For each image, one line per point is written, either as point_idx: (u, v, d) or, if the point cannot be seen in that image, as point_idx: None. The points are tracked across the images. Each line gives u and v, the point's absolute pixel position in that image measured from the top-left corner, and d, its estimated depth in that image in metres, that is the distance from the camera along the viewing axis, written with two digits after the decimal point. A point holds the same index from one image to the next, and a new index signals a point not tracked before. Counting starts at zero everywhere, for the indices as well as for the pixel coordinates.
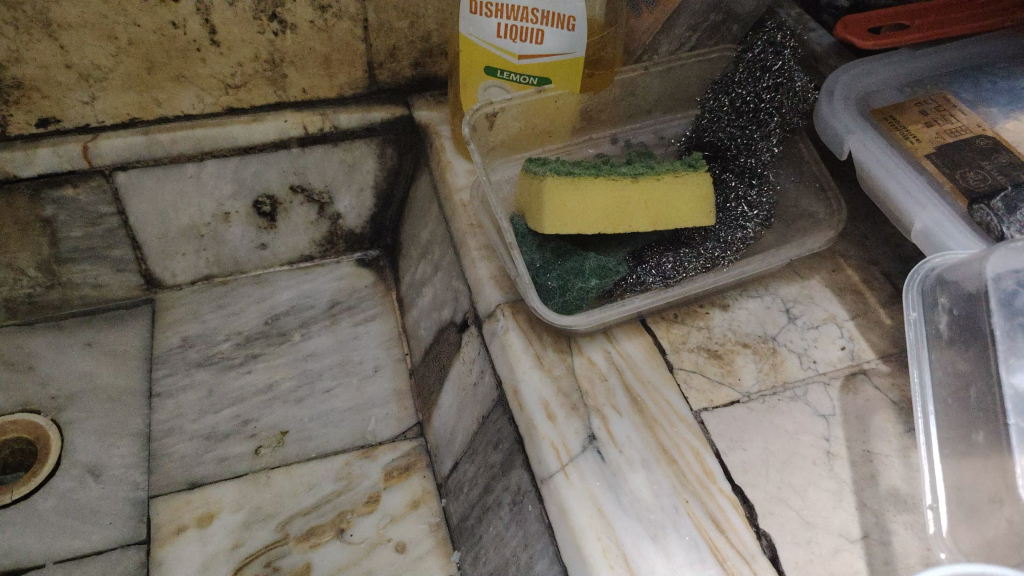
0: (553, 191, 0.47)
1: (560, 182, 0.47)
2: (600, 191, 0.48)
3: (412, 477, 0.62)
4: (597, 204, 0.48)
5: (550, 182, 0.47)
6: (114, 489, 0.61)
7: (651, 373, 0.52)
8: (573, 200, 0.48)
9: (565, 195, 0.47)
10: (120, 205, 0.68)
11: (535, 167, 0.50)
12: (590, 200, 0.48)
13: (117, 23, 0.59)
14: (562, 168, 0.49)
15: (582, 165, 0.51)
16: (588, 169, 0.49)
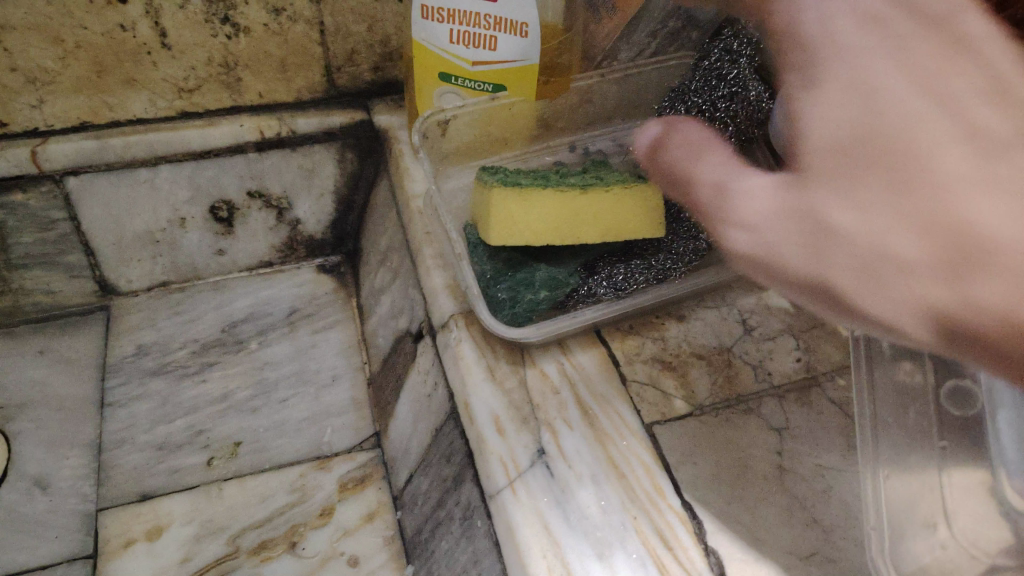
0: (500, 204, 0.47)
1: (508, 194, 0.47)
2: (548, 202, 0.47)
3: (368, 489, 0.61)
4: (544, 215, 0.48)
5: (497, 194, 0.47)
6: (62, 502, 0.60)
7: (604, 387, 0.52)
8: (521, 213, 0.47)
9: (512, 207, 0.47)
10: (71, 210, 0.66)
11: (484, 178, 0.49)
12: (538, 212, 0.48)
13: (64, 25, 0.57)
14: (510, 179, 0.48)
15: (533, 175, 0.50)
16: (538, 179, 0.49)
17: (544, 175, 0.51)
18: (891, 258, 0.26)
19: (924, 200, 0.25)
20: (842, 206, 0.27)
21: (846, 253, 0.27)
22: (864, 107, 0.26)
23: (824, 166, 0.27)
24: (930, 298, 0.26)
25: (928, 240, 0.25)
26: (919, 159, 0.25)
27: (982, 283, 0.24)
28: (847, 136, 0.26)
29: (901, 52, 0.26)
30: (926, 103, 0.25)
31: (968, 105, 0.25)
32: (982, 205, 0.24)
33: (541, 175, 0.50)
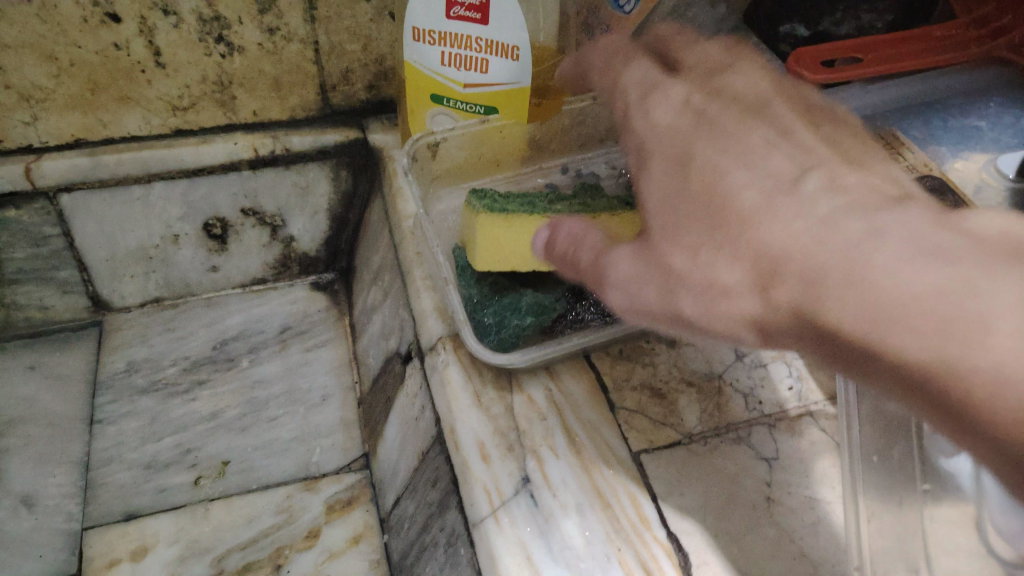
0: (487, 228, 0.47)
1: (496, 220, 0.47)
2: (535, 230, 0.48)
3: (354, 511, 0.61)
4: (531, 242, 0.48)
5: (485, 219, 0.47)
6: (47, 520, 0.60)
7: (591, 414, 0.51)
8: (507, 239, 0.48)
9: (498, 232, 0.47)
10: (64, 226, 0.66)
11: (476, 196, 0.50)
12: (524, 239, 0.48)
13: (58, 44, 0.57)
14: (500, 203, 0.49)
15: (524, 197, 0.51)
16: (528, 204, 0.49)
17: (536, 198, 0.51)
18: (720, 283, 0.31)
19: (728, 230, 0.31)
20: (680, 253, 0.33)
21: (688, 290, 0.32)
22: (686, 178, 0.35)
23: (663, 222, 0.34)
24: (757, 313, 0.30)
25: (740, 258, 0.30)
26: (726, 201, 0.32)
27: (789, 288, 0.28)
28: (682, 196, 0.34)
29: (709, 142, 0.36)
30: (732, 168, 0.34)
31: (761, 165, 0.33)
32: (774, 223, 0.30)
33: (532, 197, 0.51)
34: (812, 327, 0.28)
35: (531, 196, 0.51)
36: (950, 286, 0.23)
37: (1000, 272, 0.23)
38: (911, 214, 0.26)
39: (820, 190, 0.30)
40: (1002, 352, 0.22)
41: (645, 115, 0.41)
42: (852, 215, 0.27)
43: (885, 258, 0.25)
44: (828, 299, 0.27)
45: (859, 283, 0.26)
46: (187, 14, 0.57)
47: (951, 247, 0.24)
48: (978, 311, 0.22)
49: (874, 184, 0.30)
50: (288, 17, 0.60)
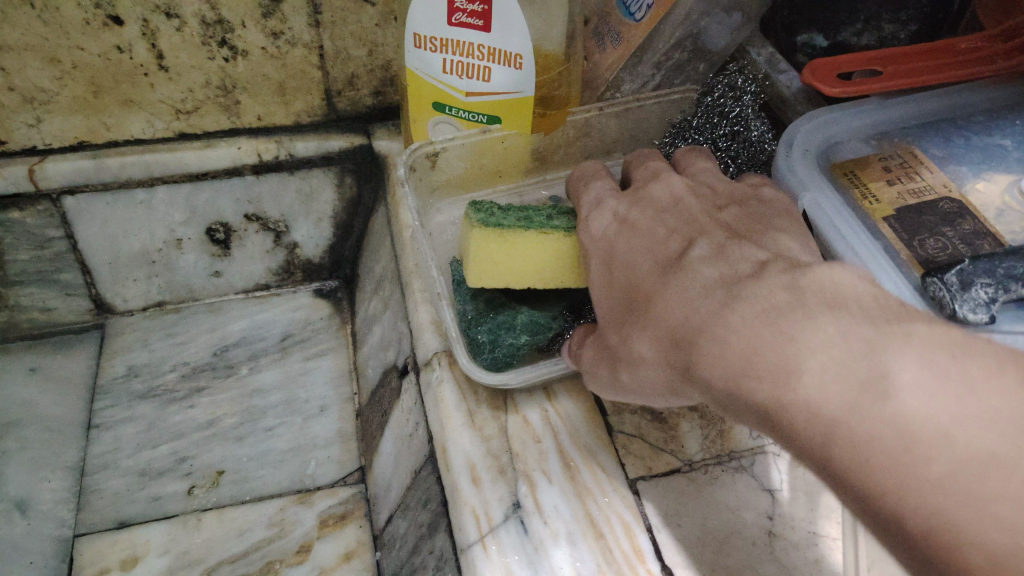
0: (480, 243, 0.46)
1: (491, 235, 0.46)
2: (529, 245, 0.46)
3: (348, 526, 0.60)
4: (524, 257, 0.47)
5: (478, 233, 0.46)
6: (40, 526, 0.60)
7: (587, 437, 0.49)
8: (500, 254, 0.46)
9: (491, 248, 0.46)
10: (68, 229, 0.66)
11: (472, 209, 0.48)
12: (517, 254, 0.47)
13: (60, 46, 0.56)
14: (496, 217, 0.47)
15: (521, 211, 0.48)
16: (524, 220, 0.47)
17: (533, 211, 0.49)
18: (638, 357, 0.37)
19: (637, 310, 0.37)
20: (614, 335, 0.39)
21: (625, 369, 0.38)
22: (610, 273, 0.41)
23: (606, 317, 0.40)
24: (669, 379, 0.36)
25: (647, 332, 0.36)
26: (638, 285, 0.38)
27: (681, 354, 0.34)
28: (611, 290, 0.40)
29: (628, 238, 0.41)
30: (643, 256, 0.39)
31: (661, 250, 0.39)
32: (667, 298, 0.35)
33: (531, 211, 0.49)
34: (700, 385, 0.33)
35: (529, 210, 0.49)
36: (776, 339, 0.29)
37: (811, 322, 0.29)
38: (761, 279, 0.32)
39: (703, 264, 0.36)
40: (815, 389, 0.28)
41: (583, 222, 0.45)
42: (719, 288, 0.33)
43: (735, 323, 0.31)
44: (703, 362, 0.32)
45: (719, 348, 0.31)
46: (190, 17, 0.56)
47: (779, 304, 0.30)
48: (797, 358, 0.28)
49: (751, 248, 0.36)
50: (292, 22, 0.58)
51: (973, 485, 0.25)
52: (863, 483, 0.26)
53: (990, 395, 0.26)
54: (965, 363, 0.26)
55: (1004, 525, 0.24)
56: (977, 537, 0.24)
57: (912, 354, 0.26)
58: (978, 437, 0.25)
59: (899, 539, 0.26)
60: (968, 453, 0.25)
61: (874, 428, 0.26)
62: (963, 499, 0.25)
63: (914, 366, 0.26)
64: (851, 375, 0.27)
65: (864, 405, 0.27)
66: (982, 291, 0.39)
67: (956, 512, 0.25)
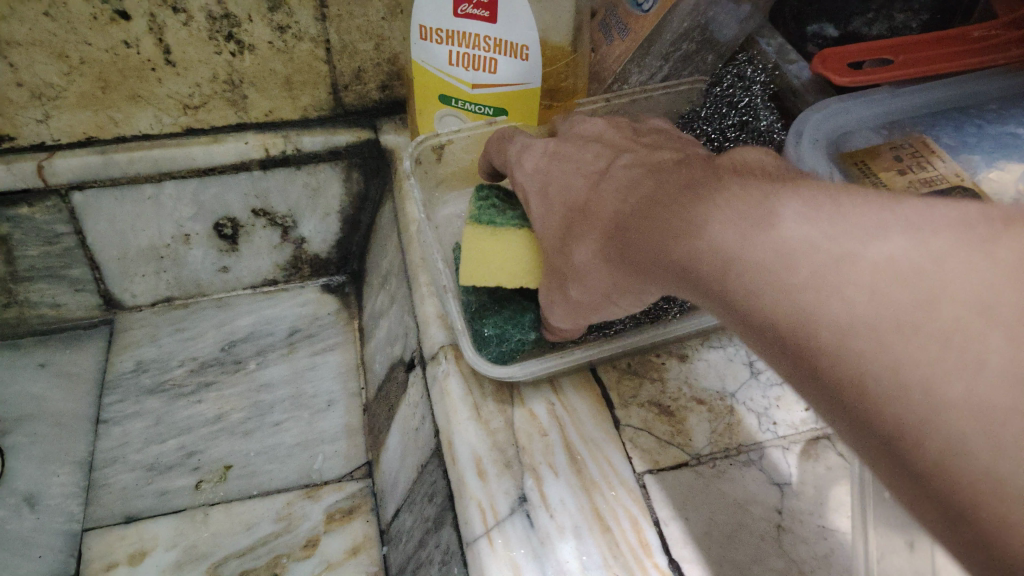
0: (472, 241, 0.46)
1: (481, 232, 0.45)
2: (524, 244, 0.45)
3: (354, 521, 0.60)
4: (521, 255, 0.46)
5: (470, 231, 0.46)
6: (48, 520, 0.60)
7: (594, 431, 0.48)
8: (494, 253, 0.46)
9: (484, 247, 0.46)
10: (76, 224, 0.66)
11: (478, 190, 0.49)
12: (512, 251, 0.46)
13: (68, 41, 0.56)
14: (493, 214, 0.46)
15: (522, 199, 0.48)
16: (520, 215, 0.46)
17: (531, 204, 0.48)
18: (579, 261, 0.37)
19: (576, 217, 0.38)
20: (556, 248, 0.39)
21: (575, 281, 0.38)
22: (545, 194, 0.40)
23: (546, 236, 0.40)
24: (616, 278, 0.36)
25: (586, 233, 0.37)
26: (577, 199, 0.38)
27: (616, 243, 0.35)
28: (547, 210, 0.40)
29: (558, 162, 0.41)
30: (574, 174, 0.39)
31: (588, 164, 0.39)
32: (599, 200, 0.36)
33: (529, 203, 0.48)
34: (639, 271, 0.34)
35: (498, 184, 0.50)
36: (688, 206, 0.31)
37: (718, 187, 0.30)
38: (686, 170, 0.33)
39: (628, 167, 0.37)
40: (717, 237, 0.29)
41: (512, 160, 0.43)
42: (646, 183, 0.34)
43: (657, 204, 0.32)
44: (633, 245, 0.33)
45: (643, 226, 0.33)
46: (196, 12, 0.56)
47: (696, 180, 0.32)
48: (703, 216, 0.30)
49: (661, 158, 0.37)
50: (298, 15, 0.58)
51: (826, 282, 0.25)
52: (753, 313, 0.27)
53: (855, 206, 0.26)
54: (842, 196, 0.26)
55: (852, 310, 0.24)
56: (837, 325, 0.24)
57: (797, 196, 0.27)
58: (838, 241, 0.25)
59: (789, 362, 0.26)
60: (827, 256, 0.25)
61: (755, 257, 0.27)
62: (821, 298, 0.25)
63: (797, 202, 0.27)
64: (744, 218, 0.28)
65: (753, 243, 0.27)
66: None
67: (815, 311, 0.25)
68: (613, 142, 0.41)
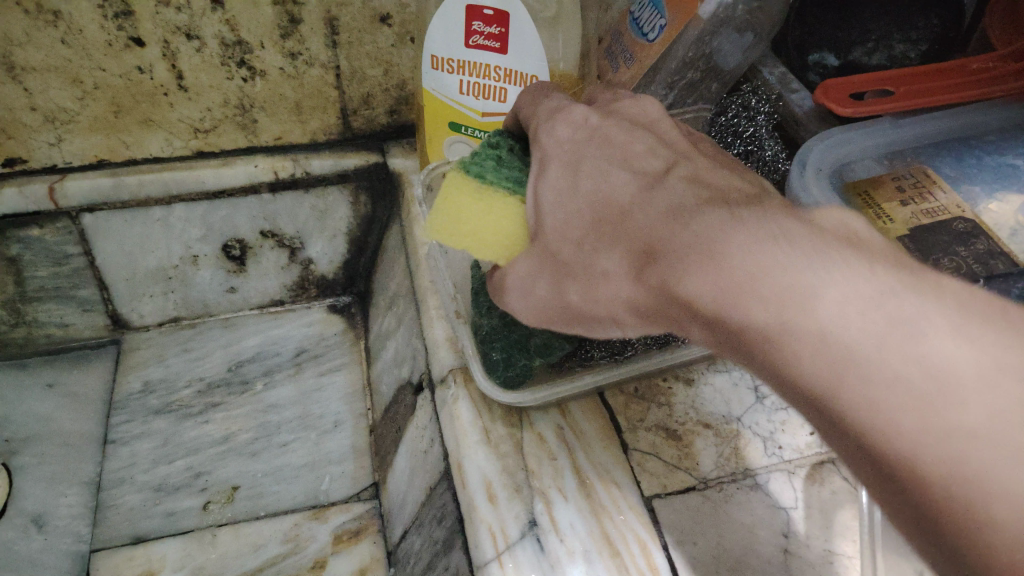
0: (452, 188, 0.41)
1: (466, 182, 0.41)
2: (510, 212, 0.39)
3: (362, 543, 0.61)
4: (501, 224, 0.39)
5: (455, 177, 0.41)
6: (55, 541, 0.61)
7: (603, 455, 0.49)
8: (469, 210, 0.40)
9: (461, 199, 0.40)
10: (86, 245, 0.66)
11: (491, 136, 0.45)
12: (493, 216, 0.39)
13: (82, 67, 0.56)
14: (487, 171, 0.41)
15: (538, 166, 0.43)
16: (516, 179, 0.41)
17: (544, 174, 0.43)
18: (600, 272, 0.32)
19: (607, 226, 0.31)
20: (566, 249, 0.33)
21: (573, 280, 0.33)
22: (575, 174, 0.33)
23: (551, 214, 0.33)
24: (631, 304, 0.31)
25: (621, 247, 0.31)
26: (613, 200, 0.31)
27: (655, 275, 0.29)
28: (565, 188, 0.33)
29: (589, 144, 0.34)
30: (619, 167, 0.33)
31: (637, 165, 0.33)
32: (647, 215, 0.30)
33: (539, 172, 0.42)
34: (673, 305, 0.29)
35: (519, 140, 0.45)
36: (794, 261, 0.24)
37: (832, 249, 0.24)
38: (768, 206, 0.27)
39: (686, 185, 0.30)
40: (833, 317, 0.23)
41: (544, 124, 0.37)
42: (721, 209, 0.28)
43: (741, 243, 0.26)
44: (686, 282, 0.27)
45: (715, 263, 0.26)
46: (209, 39, 0.56)
47: (793, 232, 0.26)
48: (812, 279, 0.24)
49: (721, 181, 0.31)
50: (309, 43, 0.59)
51: (1000, 431, 0.21)
52: (870, 423, 0.22)
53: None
54: (1005, 316, 0.22)
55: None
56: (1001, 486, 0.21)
57: (947, 301, 0.22)
58: (1013, 385, 0.21)
59: (900, 484, 0.23)
60: (1001, 400, 0.21)
61: (898, 366, 0.22)
62: (988, 448, 0.21)
63: (951, 312, 0.22)
64: (882, 311, 0.22)
65: (885, 340, 0.22)
66: None
67: (974, 459, 0.21)
68: (661, 133, 0.35)
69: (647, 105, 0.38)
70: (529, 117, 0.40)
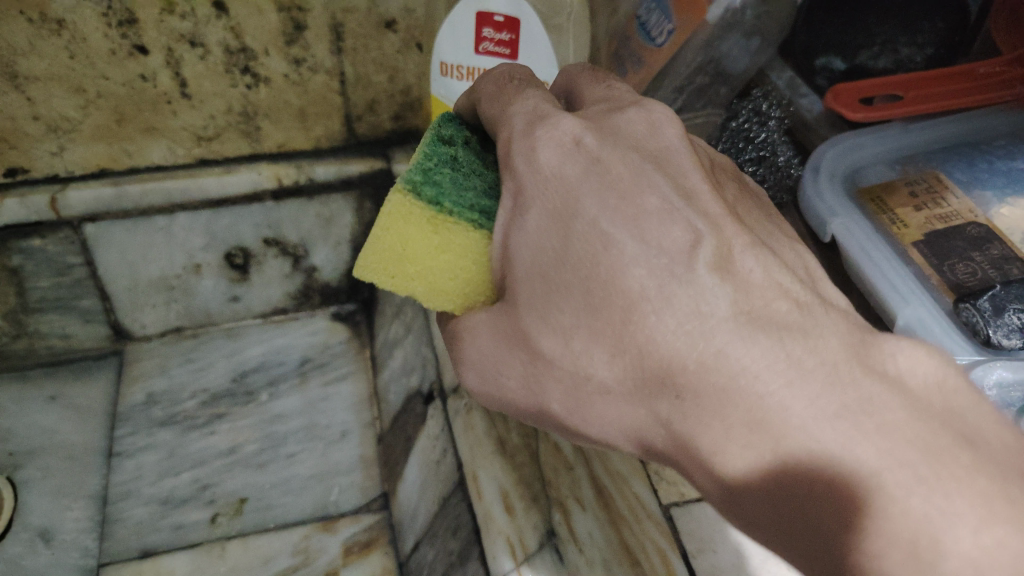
0: (391, 215, 0.37)
1: (410, 205, 0.37)
2: (458, 245, 0.37)
3: (373, 553, 0.62)
4: (449, 264, 0.37)
5: (394, 198, 0.37)
6: (63, 556, 0.61)
7: (620, 465, 0.45)
8: (413, 242, 0.37)
9: (401, 229, 0.37)
10: (87, 255, 0.65)
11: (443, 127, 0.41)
12: (438, 252, 0.37)
13: (85, 76, 0.55)
14: (435, 186, 0.37)
15: (492, 169, 0.40)
16: (467, 195, 0.37)
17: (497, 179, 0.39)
18: (591, 380, 0.31)
19: (610, 330, 0.30)
20: (550, 344, 0.32)
21: (551, 375, 0.33)
22: (565, 232, 0.31)
23: (524, 278, 0.32)
24: (636, 429, 0.32)
25: (619, 364, 0.30)
26: (620, 293, 0.30)
27: (678, 422, 0.29)
28: (550, 250, 0.31)
29: (595, 191, 0.31)
30: (624, 232, 0.30)
31: (659, 241, 0.30)
32: (670, 334, 0.29)
33: (493, 177, 0.39)
34: (697, 458, 0.29)
35: (474, 131, 0.42)
36: (902, 482, 0.25)
37: (905, 443, 0.25)
38: (836, 361, 0.27)
39: (720, 282, 0.29)
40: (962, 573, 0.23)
41: (523, 140, 0.33)
42: (785, 362, 0.27)
43: (823, 433, 0.26)
44: (729, 449, 0.28)
45: (778, 444, 0.27)
46: (213, 46, 0.56)
47: (866, 406, 0.26)
48: (929, 512, 0.24)
49: (762, 282, 0.30)
50: (315, 49, 0.58)
51: None
52: None
53: None
54: None
55: None
56: None
57: None
58: None
59: None
60: None
61: None
62: None
63: None
64: (974, 546, 0.23)
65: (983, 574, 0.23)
66: (1014, 317, 0.42)
67: None
68: (673, 171, 0.32)
69: (658, 121, 0.34)
70: (498, 115, 0.36)
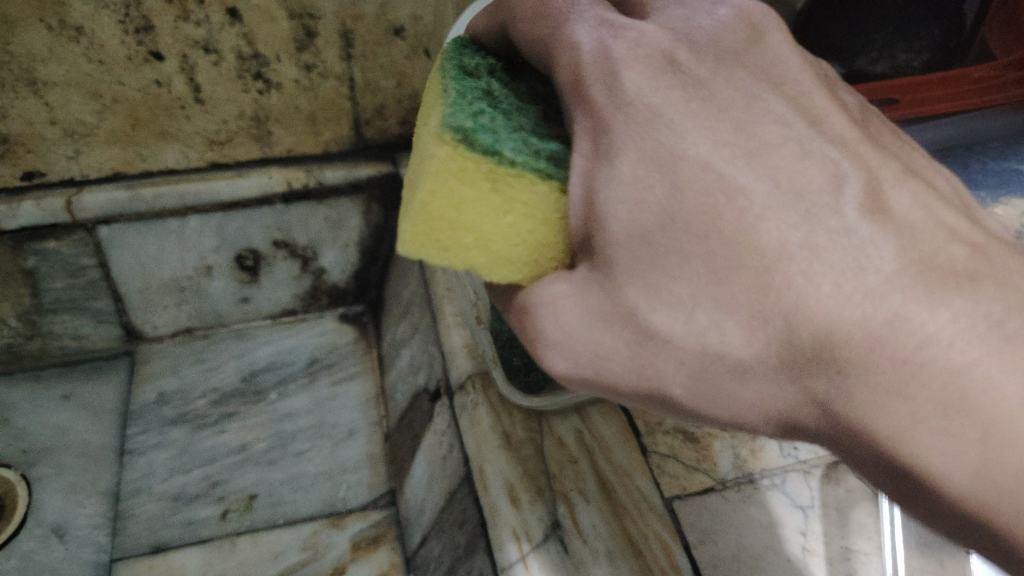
0: (441, 173, 0.32)
1: (464, 160, 0.32)
2: (524, 201, 0.33)
3: (379, 549, 0.63)
4: (512, 225, 0.34)
5: (442, 152, 0.32)
6: (76, 551, 0.62)
7: (624, 458, 0.49)
8: (469, 205, 0.33)
9: (453, 189, 0.33)
10: (101, 257, 0.66)
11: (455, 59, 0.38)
12: (494, 214, 0.34)
13: (103, 81, 0.56)
14: (487, 134, 0.33)
15: (528, 102, 0.38)
16: (525, 141, 0.34)
17: (538, 111, 0.37)
18: (725, 358, 0.27)
19: (746, 297, 0.26)
20: (668, 315, 0.28)
21: (666, 355, 0.28)
22: (672, 181, 0.27)
23: (626, 237, 0.28)
24: (779, 412, 0.27)
25: (760, 334, 0.26)
26: (754, 253, 0.26)
27: (839, 403, 0.25)
28: (653, 204, 0.27)
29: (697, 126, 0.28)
30: (745, 175, 0.27)
31: (794, 184, 0.27)
32: (827, 300, 0.25)
33: (536, 111, 0.37)
34: (865, 442, 0.25)
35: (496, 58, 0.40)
36: None
37: None
38: None
39: (876, 228, 0.26)
40: None
41: (600, 67, 0.29)
42: (982, 323, 0.24)
43: None
44: (923, 437, 0.23)
45: (985, 429, 0.23)
46: (227, 52, 0.57)
47: None
48: None
49: (921, 222, 0.27)
50: (325, 55, 0.60)
51: None
52: None
53: None
54: None
55: None
56: None
57: None
58: None
59: None
60: None
61: None
62: None
63: None
64: None
65: None
66: None
67: None
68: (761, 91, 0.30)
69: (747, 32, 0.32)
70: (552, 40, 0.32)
